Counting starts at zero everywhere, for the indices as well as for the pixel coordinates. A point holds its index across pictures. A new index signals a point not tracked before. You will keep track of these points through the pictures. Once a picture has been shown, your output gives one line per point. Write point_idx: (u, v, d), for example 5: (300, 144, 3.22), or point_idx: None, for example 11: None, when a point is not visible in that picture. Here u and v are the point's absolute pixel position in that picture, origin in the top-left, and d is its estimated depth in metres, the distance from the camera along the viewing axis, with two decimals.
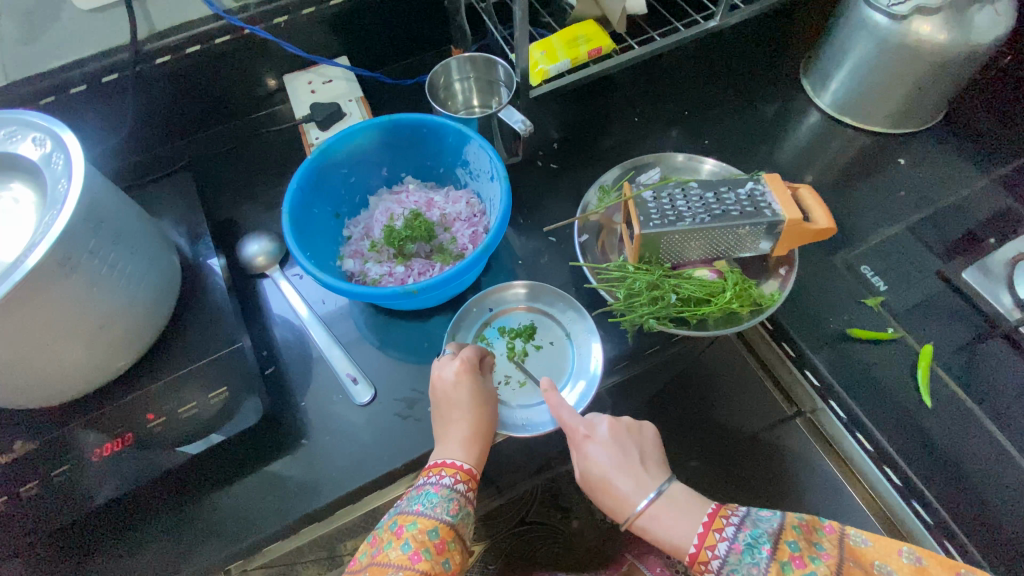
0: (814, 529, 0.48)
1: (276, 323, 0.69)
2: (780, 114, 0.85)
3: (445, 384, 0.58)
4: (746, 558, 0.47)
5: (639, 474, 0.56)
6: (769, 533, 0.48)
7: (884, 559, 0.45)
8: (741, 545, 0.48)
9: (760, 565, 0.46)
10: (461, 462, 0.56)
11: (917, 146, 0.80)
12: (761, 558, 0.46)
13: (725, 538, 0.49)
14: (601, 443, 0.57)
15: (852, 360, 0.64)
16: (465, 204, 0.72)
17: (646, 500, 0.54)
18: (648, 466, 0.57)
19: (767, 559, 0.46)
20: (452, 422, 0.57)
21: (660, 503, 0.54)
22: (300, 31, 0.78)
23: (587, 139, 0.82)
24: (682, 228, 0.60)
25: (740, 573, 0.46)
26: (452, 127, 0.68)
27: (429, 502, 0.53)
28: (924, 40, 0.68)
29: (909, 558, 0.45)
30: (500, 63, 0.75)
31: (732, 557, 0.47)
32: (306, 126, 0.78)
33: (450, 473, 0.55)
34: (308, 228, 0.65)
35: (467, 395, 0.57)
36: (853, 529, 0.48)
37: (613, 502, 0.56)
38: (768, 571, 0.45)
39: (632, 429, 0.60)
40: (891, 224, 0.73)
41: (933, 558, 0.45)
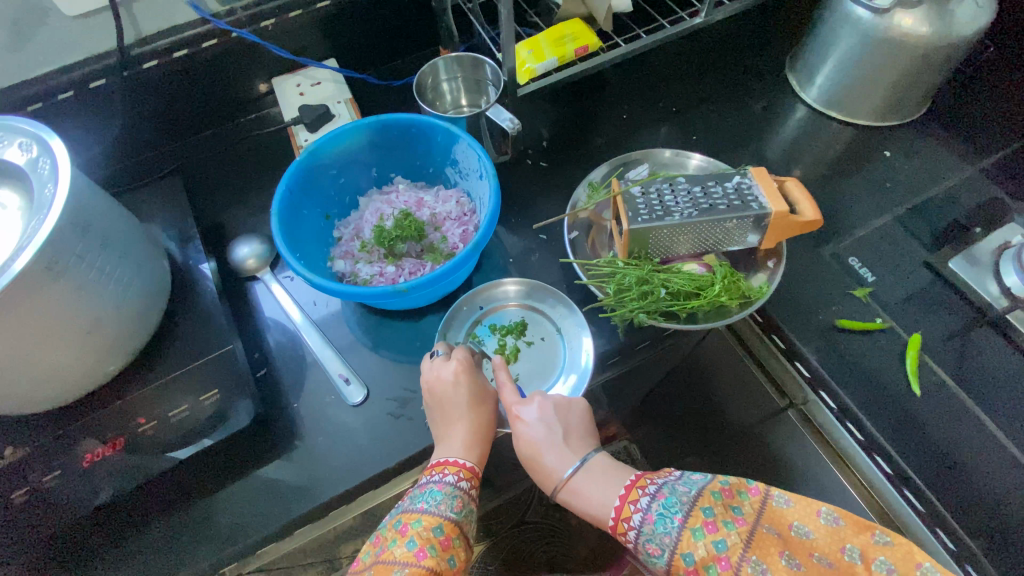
0: (735, 493, 0.48)
1: (269, 328, 0.69)
2: (769, 109, 0.85)
3: (446, 385, 0.58)
4: (659, 528, 0.47)
5: (566, 448, 0.57)
6: (683, 502, 0.48)
7: (803, 519, 0.45)
8: (654, 516, 0.48)
9: (670, 535, 0.47)
10: (466, 461, 0.56)
11: (903, 138, 0.81)
12: (672, 528, 0.47)
13: (639, 509, 0.49)
14: (528, 422, 0.57)
15: (841, 351, 0.64)
16: (455, 203, 0.72)
17: (571, 472, 0.56)
18: (574, 439, 0.57)
19: (676, 529, 0.46)
20: (454, 421, 0.57)
21: (583, 475, 0.55)
22: (287, 34, 0.78)
23: (576, 137, 0.82)
24: (670, 223, 0.61)
25: (653, 543, 0.47)
26: (440, 127, 0.68)
27: (434, 499, 0.53)
28: (907, 33, 0.68)
29: (826, 520, 0.44)
30: (487, 62, 0.74)
31: (646, 527, 0.48)
32: (295, 128, 0.79)
33: (458, 471, 0.55)
34: (297, 230, 0.65)
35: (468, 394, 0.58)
36: (776, 491, 0.47)
37: (542, 471, 0.58)
38: (678, 539, 0.46)
39: (564, 401, 0.59)
40: (878, 216, 0.74)
41: (851, 519, 0.44)
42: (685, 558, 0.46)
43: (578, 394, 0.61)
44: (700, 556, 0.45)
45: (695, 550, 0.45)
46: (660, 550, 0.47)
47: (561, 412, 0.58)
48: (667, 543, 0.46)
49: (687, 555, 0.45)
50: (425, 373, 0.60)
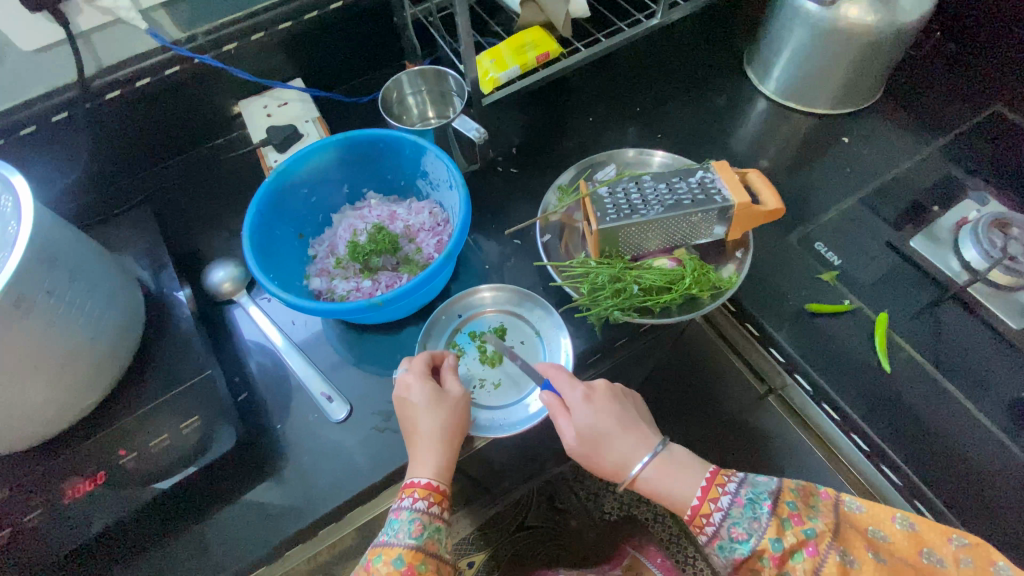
0: (811, 494, 0.52)
1: (249, 351, 0.69)
2: (730, 104, 0.87)
3: (418, 409, 0.57)
4: (748, 512, 0.50)
5: (631, 440, 0.56)
6: (769, 491, 0.51)
7: (877, 523, 0.49)
8: (742, 501, 0.51)
9: (760, 519, 0.49)
10: (431, 483, 0.55)
11: (861, 124, 0.83)
12: (762, 513, 0.50)
13: (727, 492, 0.52)
14: (602, 404, 0.58)
15: (812, 335, 0.66)
16: (428, 214, 0.72)
17: (642, 464, 0.55)
18: (640, 433, 0.57)
19: (767, 515, 0.49)
20: (413, 430, 0.57)
21: (657, 464, 0.55)
22: (250, 57, 0.78)
23: (545, 142, 0.83)
24: (638, 221, 0.62)
25: (740, 527, 0.50)
26: (408, 140, 0.69)
27: (393, 529, 0.54)
28: (855, 23, 0.71)
29: (902, 524, 0.48)
30: (450, 74, 0.75)
31: (734, 511, 0.51)
32: (264, 149, 0.79)
33: (420, 494, 0.54)
34: (270, 250, 0.65)
35: (437, 418, 0.56)
36: (848, 497, 0.51)
37: (610, 466, 0.57)
38: (769, 524, 0.49)
39: (615, 395, 0.60)
40: (841, 201, 0.76)
41: (926, 524, 0.48)
42: (774, 543, 0.48)
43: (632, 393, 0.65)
44: (790, 542, 0.48)
45: (784, 536, 0.48)
46: (746, 535, 0.49)
47: (627, 400, 0.61)
48: (756, 528, 0.49)
49: (777, 539, 0.48)
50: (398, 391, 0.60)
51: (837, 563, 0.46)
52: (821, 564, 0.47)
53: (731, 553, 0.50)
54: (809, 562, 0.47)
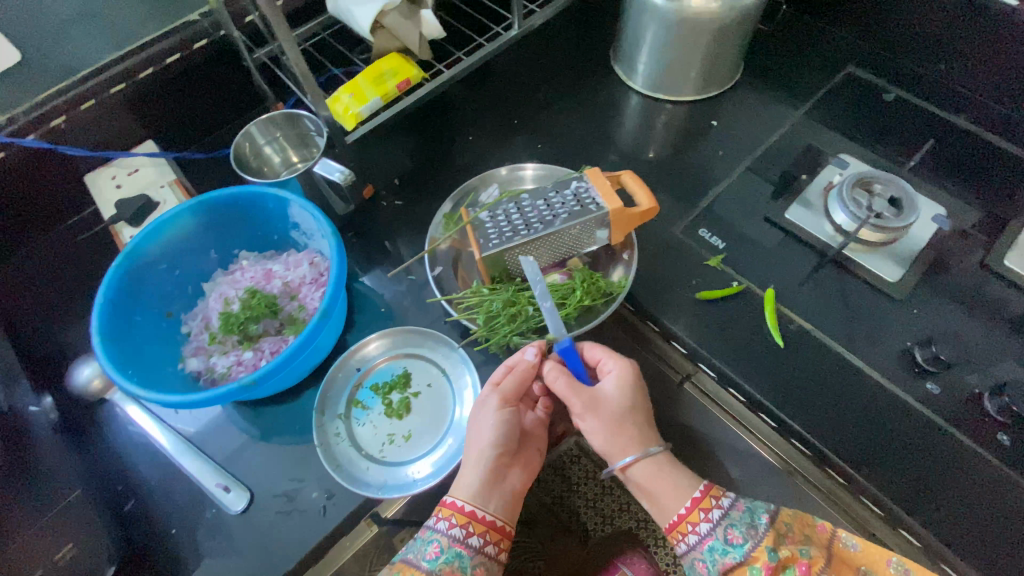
0: (808, 523, 0.52)
1: (132, 453, 0.63)
2: (605, 102, 0.88)
3: (483, 413, 0.59)
4: (745, 517, 0.52)
5: (632, 433, 0.59)
6: (767, 509, 0.52)
7: (870, 566, 0.50)
8: (742, 507, 0.53)
9: (756, 529, 0.51)
10: (462, 504, 0.55)
11: (728, 106, 0.86)
12: (759, 522, 0.51)
13: (727, 500, 0.54)
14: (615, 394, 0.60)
15: (709, 323, 0.67)
16: (308, 265, 0.67)
17: (629, 459, 0.58)
18: (644, 428, 0.59)
19: (764, 526, 0.51)
20: (474, 438, 0.58)
21: (639, 466, 0.58)
22: (83, 129, 0.71)
23: (427, 167, 0.80)
24: (520, 243, 0.61)
25: (737, 531, 0.51)
26: (268, 194, 0.65)
27: (415, 548, 0.53)
28: (700, 11, 0.72)
29: (896, 567, 0.48)
30: (303, 113, 0.70)
31: (732, 513, 0.53)
32: (116, 226, 0.71)
33: (446, 515, 0.55)
34: (130, 340, 0.60)
35: (489, 428, 0.58)
36: (844, 534, 0.51)
37: (604, 447, 0.60)
38: (764, 533, 0.50)
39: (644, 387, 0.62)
40: (719, 184, 0.78)
41: (922, 574, 0.48)
42: (768, 553, 0.49)
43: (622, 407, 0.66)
44: (783, 556, 0.49)
45: (779, 549, 0.50)
46: (741, 539, 0.51)
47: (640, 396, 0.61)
48: (752, 535, 0.51)
49: (771, 550, 0.49)
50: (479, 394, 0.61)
51: None
52: None
53: (715, 561, 0.51)
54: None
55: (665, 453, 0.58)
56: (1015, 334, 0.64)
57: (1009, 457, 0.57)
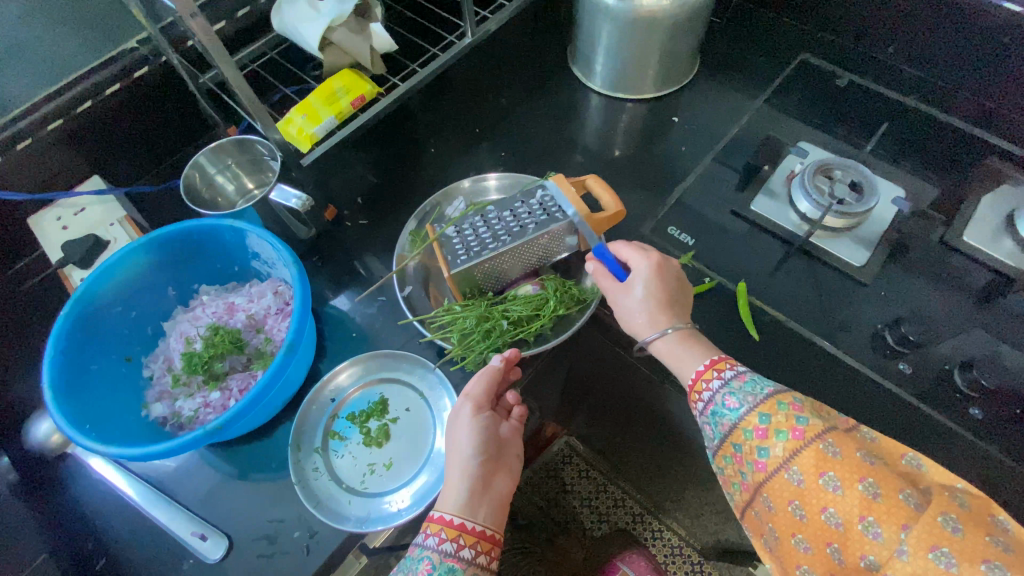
0: (815, 405, 0.45)
1: (99, 508, 0.60)
2: (566, 104, 0.87)
3: (461, 423, 0.58)
4: (747, 389, 0.46)
5: (658, 312, 0.56)
6: (771, 390, 0.46)
7: (906, 456, 0.41)
8: (744, 377, 0.48)
9: (755, 396, 0.46)
10: (450, 517, 0.52)
11: (687, 101, 0.86)
12: (759, 392, 0.46)
13: (726, 374, 0.49)
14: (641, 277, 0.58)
15: None
16: (271, 296, 0.65)
17: (652, 336, 0.55)
18: (662, 308, 0.57)
19: (765, 395, 0.46)
20: (454, 449, 0.56)
21: (659, 341, 0.55)
22: (21, 170, 0.67)
23: (388, 183, 0.78)
24: (489, 257, 0.60)
25: (734, 398, 0.47)
26: (223, 225, 0.62)
27: (407, 566, 0.50)
28: (651, 10, 0.72)
29: (912, 464, 0.40)
30: (255, 138, 0.67)
31: (734, 385, 0.48)
32: (66, 270, 0.68)
33: (435, 531, 0.51)
34: (86, 389, 0.57)
35: (466, 437, 0.56)
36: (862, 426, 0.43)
37: (630, 327, 0.58)
38: (763, 400, 0.45)
39: (676, 268, 0.59)
40: (686, 179, 0.78)
41: (936, 467, 0.40)
42: (760, 416, 0.44)
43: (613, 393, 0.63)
44: (777, 419, 0.43)
45: (773, 415, 0.44)
46: (736, 404, 0.46)
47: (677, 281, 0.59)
48: (749, 400, 0.46)
49: (765, 415, 0.44)
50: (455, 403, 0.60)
51: (816, 451, 0.41)
52: (802, 447, 0.42)
53: (719, 422, 0.47)
54: (792, 443, 0.42)
55: (683, 330, 0.54)
56: (976, 308, 0.65)
57: (984, 429, 0.58)
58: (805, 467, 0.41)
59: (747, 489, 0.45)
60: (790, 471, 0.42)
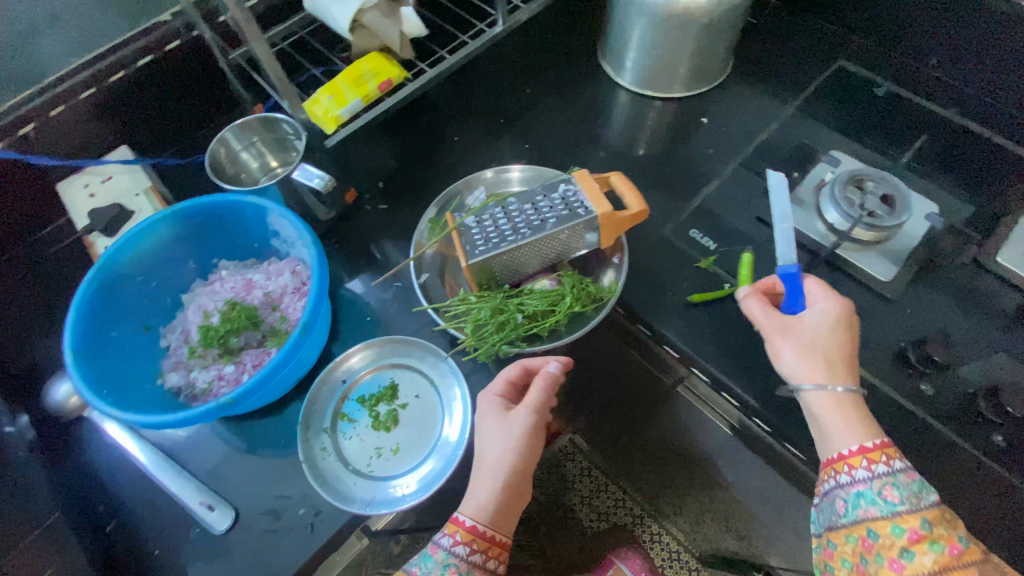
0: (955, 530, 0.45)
1: (110, 471, 0.61)
2: (593, 99, 0.86)
3: (489, 419, 0.56)
4: (911, 490, 0.46)
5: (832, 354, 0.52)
6: (932, 499, 0.46)
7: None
8: (912, 476, 0.47)
9: (918, 501, 0.46)
10: (471, 521, 0.51)
11: (719, 102, 0.84)
12: (926, 498, 0.46)
13: (889, 466, 0.48)
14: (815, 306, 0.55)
15: (704, 325, 0.66)
16: (289, 275, 0.66)
17: (811, 384, 0.52)
18: (835, 360, 0.52)
19: (930, 502, 0.46)
20: (490, 450, 0.55)
21: (811, 391, 0.52)
22: (53, 136, 0.68)
23: (409, 170, 0.78)
24: (507, 249, 0.60)
25: (899, 491, 0.47)
26: (245, 202, 0.63)
27: (426, 564, 0.50)
28: (687, 7, 0.71)
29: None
30: (282, 118, 0.68)
31: (902, 479, 0.47)
32: (91, 237, 0.69)
33: (454, 533, 0.51)
34: (105, 355, 0.58)
35: (507, 441, 0.55)
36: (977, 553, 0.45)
37: (792, 365, 0.53)
38: (928, 507, 0.45)
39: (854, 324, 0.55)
40: (712, 182, 0.77)
41: None
42: (921, 521, 0.45)
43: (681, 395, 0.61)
44: (937, 534, 0.44)
45: (937, 529, 0.45)
46: (899, 497, 0.46)
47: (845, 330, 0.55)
48: (914, 501, 0.46)
49: (926, 521, 0.45)
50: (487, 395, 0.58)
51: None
52: (953, 567, 0.43)
53: (859, 506, 0.48)
54: (946, 560, 0.44)
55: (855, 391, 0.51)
56: (1007, 332, 0.63)
57: (1004, 457, 0.57)
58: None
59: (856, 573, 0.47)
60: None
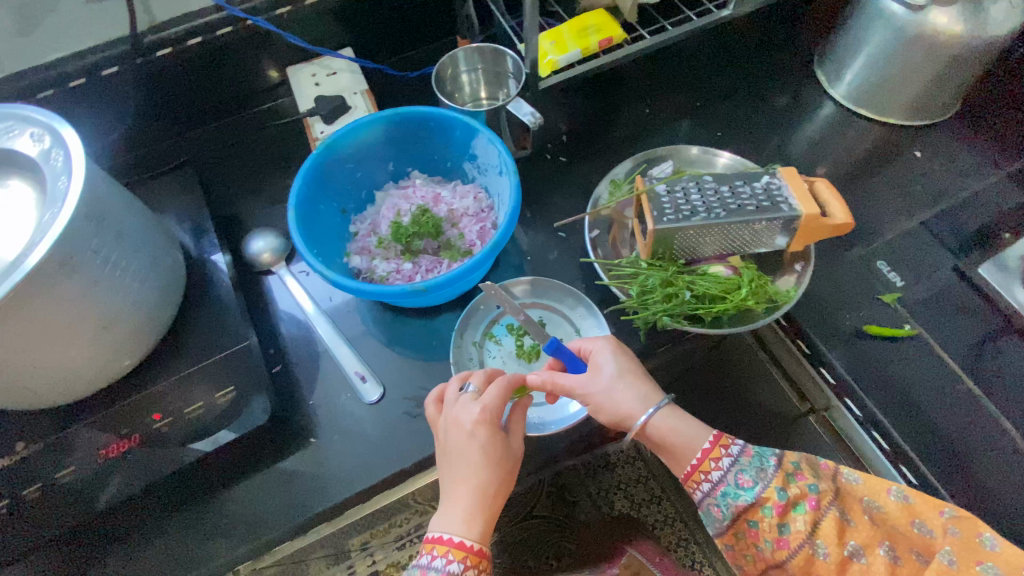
0: (814, 463, 0.50)
1: (282, 318, 0.68)
2: (795, 105, 0.83)
3: (461, 430, 0.54)
4: (755, 462, 0.49)
5: (636, 391, 0.56)
6: (772, 457, 0.50)
7: (873, 496, 0.46)
8: (750, 450, 0.51)
9: (765, 470, 0.49)
10: (453, 538, 0.51)
11: (933, 139, 0.78)
12: (768, 464, 0.49)
13: (730, 452, 0.51)
14: (603, 358, 0.58)
15: (867, 357, 0.63)
16: (473, 199, 0.71)
17: (648, 414, 0.55)
18: (646, 383, 0.57)
19: (772, 466, 0.49)
20: (458, 475, 0.54)
21: (659, 419, 0.55)
22: (302, 22, 0.75)
23: (595, 130, 0.80)
24: (697, 224, 0.58)
25: (745, 475, 0.49)
26: (459, 121, 0.67)
27: None
28: (938, 34, 0.66)
29: (897, 497, 0.45)
30: (510, 54, 0.75)
31: (743, 458, 0.50)
32: (311, 120, 0.76)
33: (441, 552, 0.50)
34: (313, 223, 0.64)
35: (476, 455, 0.54)
36: (846, 469, 0.49)
37: (614, 415, 0.56)
38: (773, 474, 0.48)
39: (633, 355, 0.60)
40: (907, 219, 0.72)
41: (921, 496, 0.45)
42: (778, 492, 0.47)
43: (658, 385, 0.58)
44: (793, 493, 0.47)
45: (788, 487, 0.47)
46: (750, 480, 0.49)
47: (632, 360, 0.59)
48: (762, 476, 0.48)
49: (781, 489, 0.47)
50: (446, 409, 0.56)
51: (836, 518, 0.46)
52: (821, 518, 0.46)
53: (729, 505, 0.49)
54: (811, 516, 0.46)
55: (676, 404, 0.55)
56: None
57: None
58: (827, 540, 0.46)
59: (762, 559, 0.50)
60: (815, 546, 0.46)
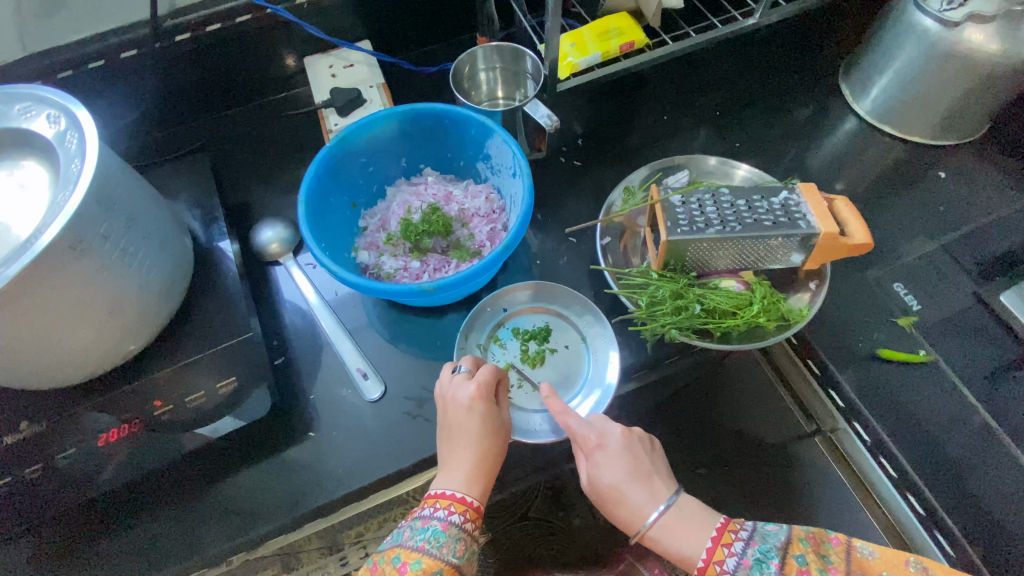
0: (821, 541, 0.49)
1: (287, 310, 0.68)
2: (817, 118, 0.81)
3: (458, 408, 0.55)
4: (756, 573, 0.47)
5: (646, 488, 0.54)
6: (777, 547, 0.48)
7: (892, 570, 0.46)
8: (750, 560, 0.48)
9: None
10: (454, 492, 0.54)
11: (958, 161, 0.76)
12: (771, 573, 0.46)
13: (734, 553, 0.48)
14: (612, 452, 0.55)
15: (879, 382, 0.62)
16: (484, 199, 0.70)
17: (658, 513, 0.52)
18: (656, 475, 0.55)
19: (775, 575, 0.46)
20: (459, 448, 0.55)
21: (671, 521, 0.52)
22: (322, 12, 0.75)
23: (612, 136, 0.79)
24: (711, 237, 0.57)
25: None
26: (475, 120, 0.66)
27: (436, 540, 0.51)
28: (976, 49, 0.64)
29: (916, 568, 0.46)
30: (528, 54, 0.74)
31: (742, 572, 0.47)
32: (325, 111, 0.76)
33: (443, 505, 0.53)
34: (323, 218, 0.64)
35: (476, 428, 0.55)
36: (859, 542, 0.48)
37: (624, 514, 0.54)
38: None
39: (644, 444, 0.58)
40: (928, 241, 0.71)
41: (941, 568, 0.46)
42: None
43: (654, 435, 0.61)
44: None
45: None
46: None
47: (644, 450, 0.57)
48: None
49: None
50: (444, 389, 0.58)
51: None
52: None
53: None
54: None
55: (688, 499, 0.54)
56: None
57: None
58: None
59: None
60: None
